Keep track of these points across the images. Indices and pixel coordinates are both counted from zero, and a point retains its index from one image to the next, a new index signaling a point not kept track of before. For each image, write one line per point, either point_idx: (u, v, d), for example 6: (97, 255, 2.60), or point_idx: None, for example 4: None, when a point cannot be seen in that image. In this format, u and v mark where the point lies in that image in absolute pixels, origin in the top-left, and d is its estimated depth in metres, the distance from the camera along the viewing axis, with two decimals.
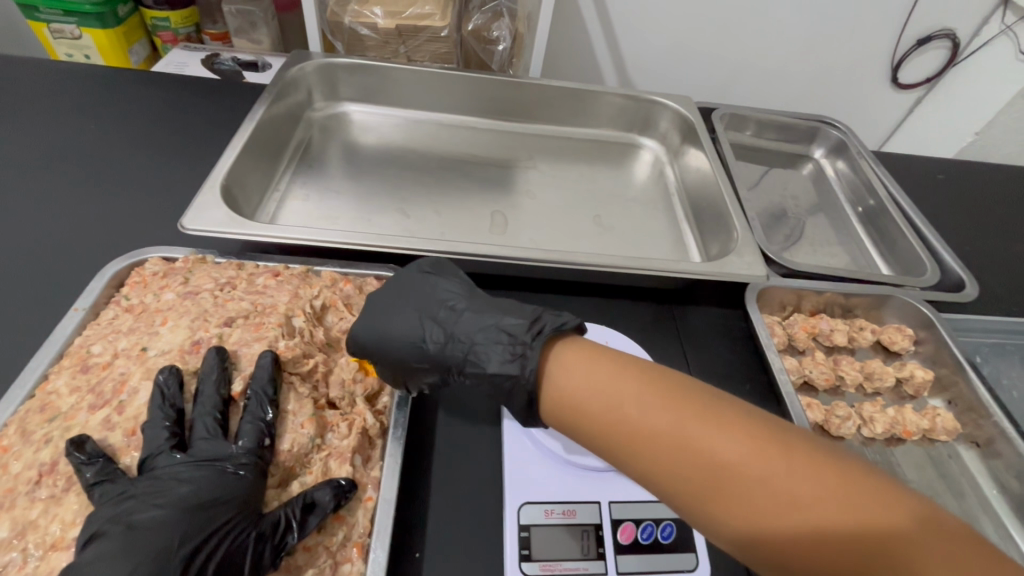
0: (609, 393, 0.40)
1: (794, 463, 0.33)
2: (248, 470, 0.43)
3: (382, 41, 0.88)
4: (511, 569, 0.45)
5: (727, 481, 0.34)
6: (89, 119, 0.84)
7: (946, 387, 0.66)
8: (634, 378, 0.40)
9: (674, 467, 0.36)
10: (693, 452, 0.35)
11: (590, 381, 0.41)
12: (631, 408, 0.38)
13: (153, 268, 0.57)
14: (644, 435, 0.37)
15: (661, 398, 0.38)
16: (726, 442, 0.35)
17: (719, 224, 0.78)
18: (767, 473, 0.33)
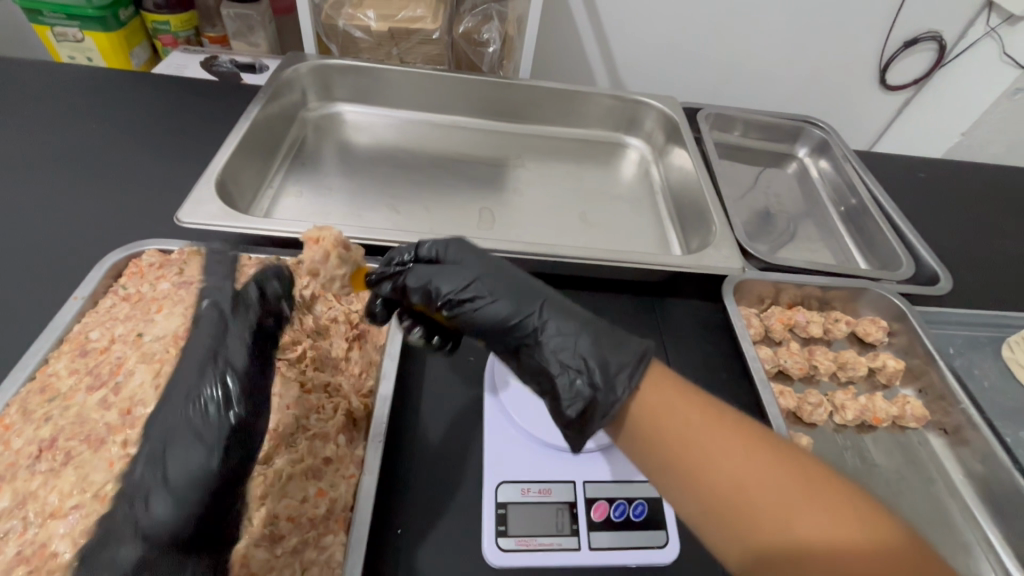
0: (677, 418, 0.42)
1: (840, 513, 0.36)
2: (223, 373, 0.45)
3: (376, 43, 0.90)
4: (488, 544, 0.47)
5: (772, 522, 0.36)
6: (90, 119, 0.87)
7: (917, 376, 0.68)
8: (704, 411, 0.42)
9: (723, 499, 0.38)
10: (747, 488, 0.38)
11: (659, 404, 0.43)
12: (696, 439, 0.40)
13: (150, 260, 0.59)
14: (705, 465, 0.39)
15: (728, 434, 0.40)
16: (780, 485, 0.37)
17: (699, 220, 0.80)
18: (814, 519, 0.35)
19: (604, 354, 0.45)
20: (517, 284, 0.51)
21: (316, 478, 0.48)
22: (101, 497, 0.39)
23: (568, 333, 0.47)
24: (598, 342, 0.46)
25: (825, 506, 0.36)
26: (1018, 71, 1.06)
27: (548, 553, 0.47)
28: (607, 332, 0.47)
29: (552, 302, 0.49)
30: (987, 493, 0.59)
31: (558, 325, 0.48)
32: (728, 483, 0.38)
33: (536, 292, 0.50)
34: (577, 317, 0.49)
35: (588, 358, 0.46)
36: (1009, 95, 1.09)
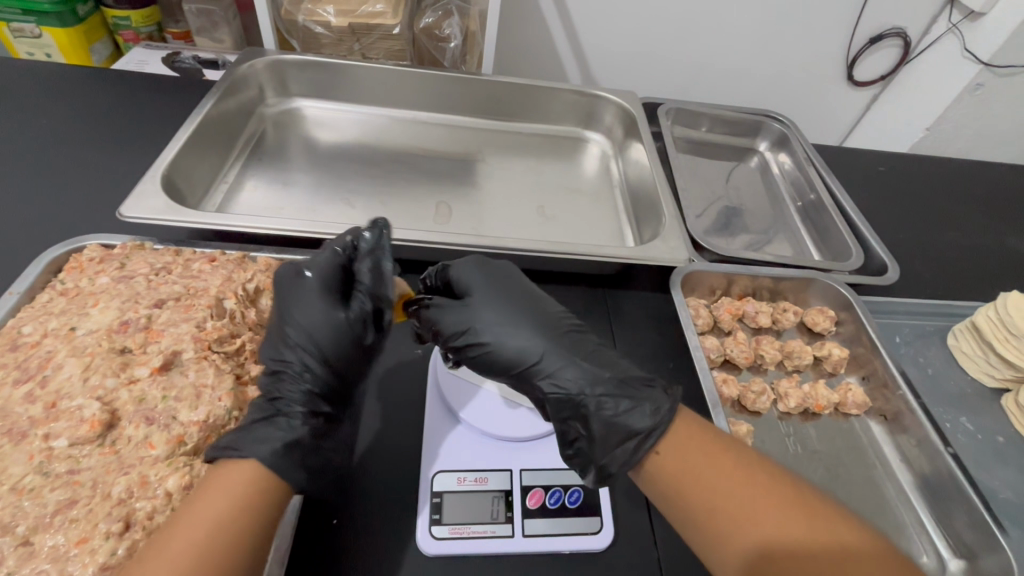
0: (690, 459, 0.45)
1: (837, 542, 0.40)
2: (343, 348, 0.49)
3: (337, 39, 0.90)
4: (421, 533, 0.48)
5: (778, 553, 0.40)
6: (43, 115, 0.86)
7: (861, 364, 0.69)
8: (717, 451, 0.45)
9: (732, 533, 0.41)
10: (756, 521, 0.41)
11: (678, 444, 0.46)
12: (709, 479, 0.44)
13: (91, 254, 0.58)
14: (718, 504, 0.42)
15: (726, 463, 0.44)
16: (779, 506, 0.42)
17: (652, 212, 0.81)
18: (815, 548, 0.40)
19: (619, 409, 0.47)
20: (525, 324, 0.52)
21: None
22: (18, 489, 0.41)
23: (574, 382, 0.49)
24: (609, 399, 0.48)
25: (822, 538, 0.40)
26: (977, 66, 1.07)
27: (480, 541, 0.48)
28: (628, 384, 0.49)
29: (563, 348, 0.50)
30: (922, 477, 0.61)
31: (563, 374, 0.49)
32: (739, 518, 0.41)
33: (545, 333, 0.51)
34: (594, 366, 0.50)
35: (598, 409, 0.48)
36: (969, 90, 1.10)
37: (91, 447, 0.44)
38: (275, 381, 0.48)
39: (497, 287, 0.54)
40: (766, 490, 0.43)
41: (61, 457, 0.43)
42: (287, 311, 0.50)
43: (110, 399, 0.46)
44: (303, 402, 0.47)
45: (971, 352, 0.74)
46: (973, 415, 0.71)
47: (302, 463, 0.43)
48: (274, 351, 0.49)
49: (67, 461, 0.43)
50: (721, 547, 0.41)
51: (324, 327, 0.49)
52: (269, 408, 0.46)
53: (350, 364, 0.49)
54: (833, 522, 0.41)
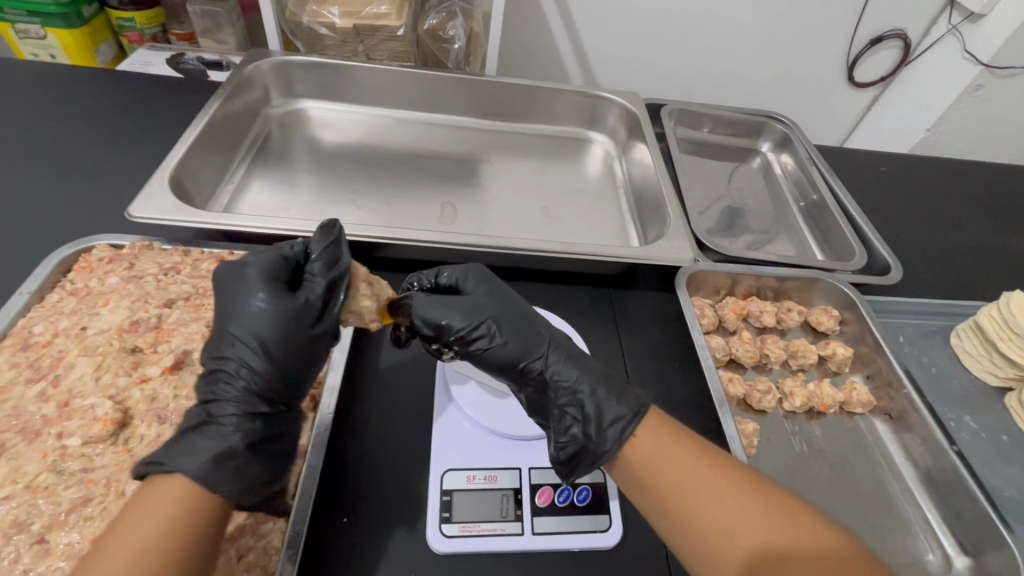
0: (657, 448, 0.46)
1: (796, 535, 0.41)
2: (284, 342, 0.46)
3: (341, 40, 0.91)
4: (431, 530, 0.48)
5: (739, 543, 0.40)
6: (49, 116, 0.86)
7: (866, 363, 0.70)
8: (683, 444, 0.46)
9: (698, 525, 0.42)
10: (718, 511, 0.42)
11: (655, 443, 0.46)
12: (675, 469, 0.44)
13: (100, 254, 0.59)
14: (682, 493, 0.43)
15: (705, 468, 0.44)
16: (756, 511, 0.42)
17: (657, 212, 0.82)
18: (773, 539, 0.40)
19: (612, 392, 0.49)
20: (523, 318, 0.53)
21: None
22: (33, 488, 0.41)
23: (569, 368, 0.51)
24: (600, 388, 0.49)
25: (782, 530, 0.41)
26: (978, 67, 1.08)
27: (490, 539, 0.48)
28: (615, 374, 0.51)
29: (557, 341, 0.52)
30: (927, 475, 0.61)
31: (559, 361, 0.51)
32: (701, 507, 0.42)
33: (541, 327, 0.53)
34: (583, 357, 0.52)
35: (594, 390, 0.49)
36: (969, 91, 1.11)
37: (104, 445, 0.44)
38: (209, 384, 0.45)
39: (493, 286, 0.55)
40: (744, 495, 0.42)
41: (74, 456, 0.43)
42: (225, 306, 0.48)
43: (123, 397, 0.47)
44: (236, 404, 0.44)
45: (974, 351, 0.75)
46: (976, 413, 0.72)
47: (233, 470, 0.40)
48: (211, 351, 0.47)
49: (80, 459, 0.43)
50: (684, 533, 0.42)
51: (263, 320, 0.47)
52: (200, 414, 0.44)
53: (294, 357, 0.47)
54: (794, 516, 0.42)
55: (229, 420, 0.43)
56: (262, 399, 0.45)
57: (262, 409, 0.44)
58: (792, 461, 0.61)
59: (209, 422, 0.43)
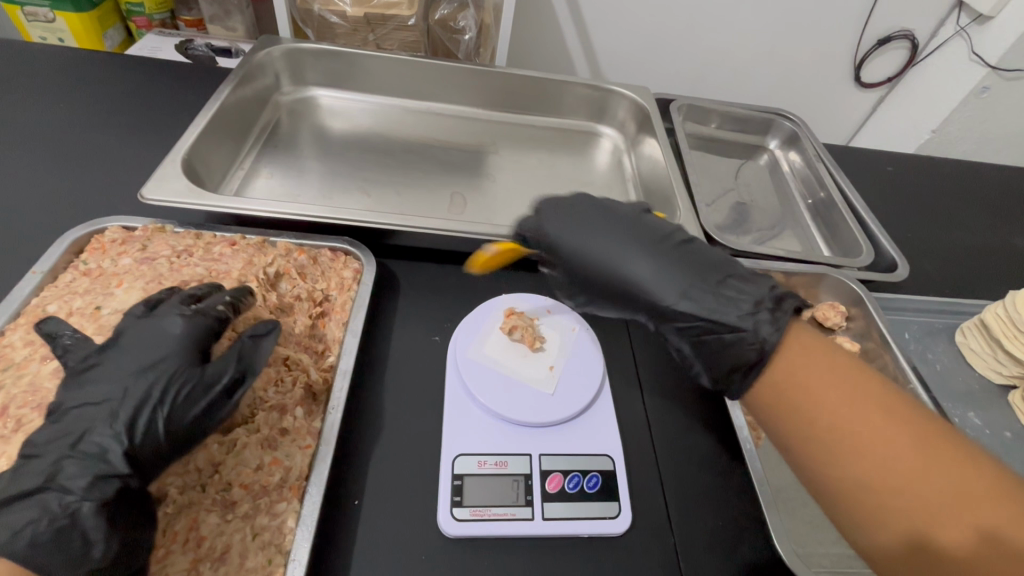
0: (804, 369, 0.44)
1: (962, 480, 0.37)
2: (164, 407, 0.44)
3: (352, 29, 0.90)
4: (443, 513, 0.48)
5: (891, 480, 0.39)
6: (58, 99, 0.86)
7: (872, 359, 0.71)
8: (836, 386, 0.42)
9: (842, 484, 0.40)
10: (872, 444, 0.40)
11: (802, 379, 0.44)
12: (825, 394, 0.42)
13: (113, 235, 0.59)
14: (828, 419, 0.41)
15: (860, 414, 0.41)
16: (917, 478, 0.38)
17: (667, 207, 0.82)
18: (926, 506, 0.37)
19: (741, 309, 0.48)
20: (632, 251, 0.53)
21: (272, 448, 0.48)
22: None
23: (689, 293, 0.50)
24: (708, 331, 0.49)
25: (948, 477, 0.38)
26: (984, 70, 1.08)
27: (502, 523, 0.48)
28: (740, 284, 0.50)
29: (667, 268, 0.52)
30: None
31: (678, 286, 0.51)
32: (852, 438, 0.40)
33: (649, 254, 0.53)
34: (703, 273, 0.51)
35: (720, 309, 0.49)
36: (976, 93, 1.12)
37: None
38: (63, 437, 0.42)
39: (587, 228, 0.55)
40: (898, 461, 0.39)
41: None
42: (117, 346, 0.46)
43: None
44: (93, 463, 0.41)
45: (979, 349, 0.75)
46: (980, 410, 0.72)
47: (71, 553, 0.38)
48: (91, 382, 0.44)
49: None
50: (827, 461, 0.41)
51: (156, 380, 0.44)
52: (49, 467, 0.40)
53: (172, 422, 0.43)
54: (965, 464, 0.38)
55: (78, 487, 0.40)
56: (130, 465, 0.42)
57: (121, 474, 0.41)
58: None
59: (53, 484, 0.40)
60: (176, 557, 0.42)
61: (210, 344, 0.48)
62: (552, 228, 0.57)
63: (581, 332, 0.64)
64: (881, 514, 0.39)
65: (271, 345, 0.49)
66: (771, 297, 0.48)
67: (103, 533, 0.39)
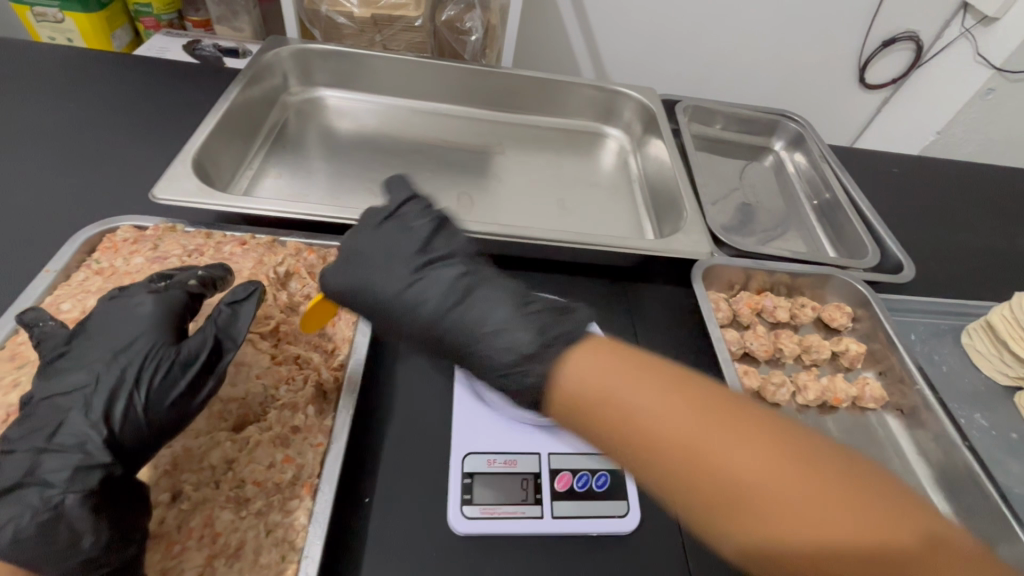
0: (629, 385, 0.38)
1: (808, 476, 0.34)
2: (140, 390, 0.43)
3: (359, 29, 0.91)
4: (453, 511, 0.49)
5: (751, 493, 0.34)
6: (69, 99, 0.87)
7: (878, 360, 0.71)
8: (657, 390, 0.38)
9: (689, 500, 0.35)
10: (710, 451, 0.35)
11: (616, 393, 0.38)
12: (647, 403, 0.37)
13: (125, 235, 0.60)
14: (655, 430, 0.36)
15: (693, 417, 0.36)
16: (764, 480, 0.34)
17: (673, 207, 0.83)
18: (781, 513, 0.33)
19: (507, 360, 0.43)
20: (409, 297, 0.48)
21: (284, 446, 0.48)
22: None
23: (474, 335, 0.46)
24: (494, 374, 0.45)
25: (803, 469, 0.34)
26: (989, 71, 1.08)
27: (511, 521, 0.49)
28: (511, 326, 0.44)
29: (450, 308, 0.47)
30: (938, 469, 0.63)
31: (466, 328, 0.46)
32: (684, 448, 0.35)
33: (428, 296, 0.48)
34: (475, 316, 0.46)
35: (493, 358, 0.44)
36: (980, 95, 1.11)
37: None
38: (38, 430, 0.41)
39: (368, 275, 0.50)
40: (736, 466, 0.34)
41: None
42: (87, 335, 0.46)
43: None
44: (73, 456, 0.40)
45: (986, 351, 0.75)
46: (987, 412, 0.73)
47: (62, 547, 0.38)
48: (64, 372, 0.44)
49: None
50: (663, 476, 0.36)
51: (130, 365, 0.44)
52: (29, 462, 0.40)
53: (154, 403, 0.43)
54: (807, 450, 0.35)
55: (59, 480, 0.39)
56: (112, 452, 0.41)
57: (103, 462, 0.41)
58: None
59: (33, 479, 0.39)
60: (192, 553, 0.42)
61: (182, 324, 0.48)
62: (340, 290, 0.51)
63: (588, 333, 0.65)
64: (734, 528, 0.34)
65: (247, 316, 0.49)
66: (538, 339, 0.43)
67: (90, 524, 0.39)
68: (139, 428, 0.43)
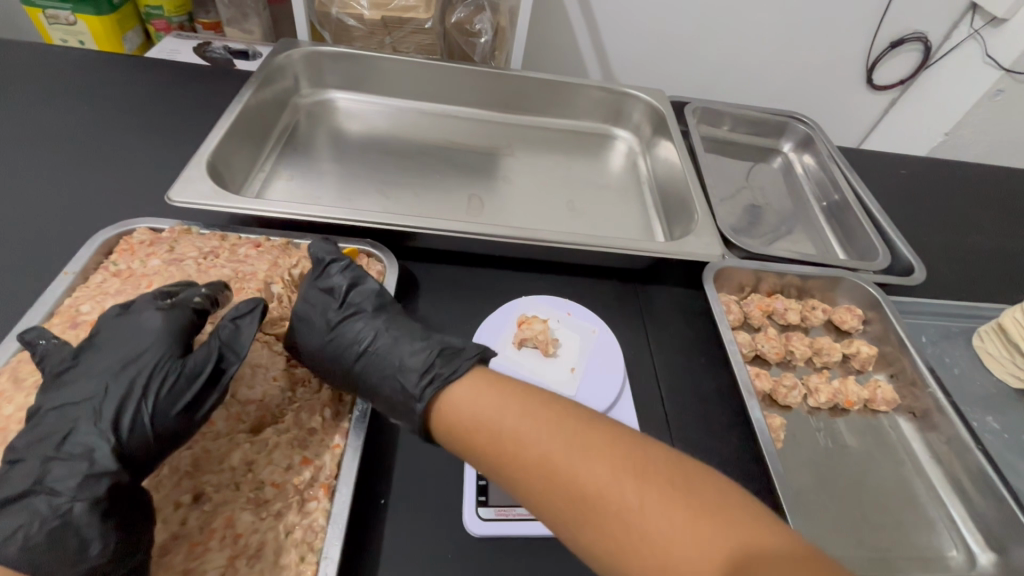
0: (496, 410, 0.43)
1: (655, 492, 0.36)
2: (147, 402, 0.44)
3: (369, 32, 0.91)
4: (469, 513, 0.49)
5: (594, 505, 0.37)
6: (82, 101, 0.87)
7: (890, 362, 0.71)
8: (527, 415, 0.42)
9: (560, 516, 0.38)
10: (567, 469, 0.38)
11: (486, 419, 0.43)
12: (517, 427, 0.41)
13: (141, 237, 0.60)
14: (522, 451, 0.40)
15: (555, 439, 0.40)
16: (610, 495, 0.37)
17: (683, 209, 0.83)
18: (627, 525, 0.35)
19: (399, 400, 0.48)
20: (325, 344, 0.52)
21: (302, 448, 0.49)
22: None
23: (382, 378, 0.49)
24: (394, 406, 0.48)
25: (640, 482, 0.37)
26: (999, 72, 1.07)
27: (527, 523, 0.49)
28: (406, 367, 0.48)
29: (367, 356, 0.50)
30: (950, 472, 0.63)
31: (379, 371, 0.49)
32: (545, 467, 0.39)
33: (348, 345, 0.51)
34: (379, 361, 0.50)
35: (390, 398, 0.49)
36: (989, 96, 1.11)
37: None
38: (46, 438, 0.41)
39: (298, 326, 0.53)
40: (585, 483, 0.37)
41: None
42: (96, 347, 0.46)
43: None
44: (80, 463, 0.40)
45: (997, 353, 0.75)
46: (998, 414, 0.73)
47: (70, 554, 0.38)
48: (74, 381, 0.44)
49: None
50: (533, 493, 0.40)
51: (138, 376, 0.45)
52: (37, 469, 0.40)
53: (158, 415, 0.44)
54: (659, 468, 0.37)
55: (68, 488, 0.39)
56: (118, 460, 0.41)
57: (111, 471, 0.40)
58: (816, 457, 0.63)
59: (41, 486, 0.39)
60: (214, 555, 0.43)
61: (188, 338, 0.49)
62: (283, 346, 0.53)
63: (600, 335, 0.65)
64: (594, 540, 0.37)
65: (251, 331, 0.49)
66: (422, 379, 0.47)
67: (96, 534, 0.39)
68: (144, 440, 0.43)
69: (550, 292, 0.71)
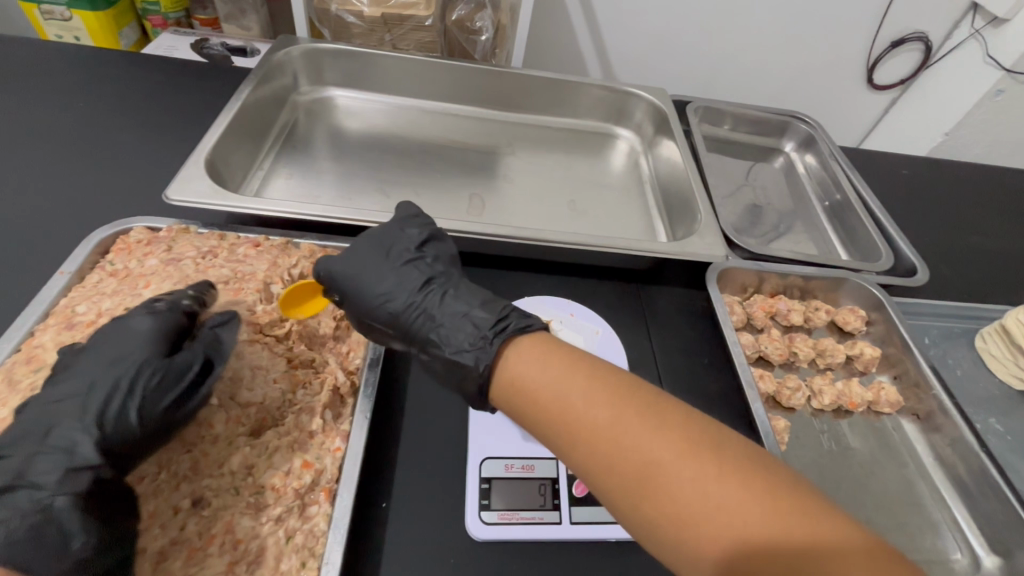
0: (556, 377, 0.39)
1: (728, 474, 0.33)
2: (134, 396, 0.43)
3: (369, 29, 0.90)
4: (471, 517, 0.48)
5: (659, 481, 0.34)
6: (78, 98, 0.86)
7: (893, 364, 0.71)
8: (589, 383, 0.38)
9: (617, 492, 0.35)
10: (630, 442, 0.35)
11: (547, 382, 0.39)
12: (577, 394, 0.38)
13: (138, 236, 0.60)
14: (583, 421, 0.37)
15: (618, 411, 0.37)
16: (680, 475, 0.34)
17: (686, 209, 0.82)
18: (698, 506, 0.33)
19: (467, 343, 0.45)
20: (383, 292, 0.50)
21: (302, 451, 0.48)
22: None
23: (445, 318, 0.47)
24: (455, 343, 0.45)
25: (708, 461, 0.34)
26: (1000, 72, 1.06)
27: (530, 527, 0.48)
28: (477, 311, 0.47)
29: (432, 297, 0.49)
30: (954, 475, 0.63)
31: (443, 311, 0.48)
32: (607, 440, 0.36)
33: (412, 285, 0.50)
34: (442, 310, 0.48)
35: (454, 339, 0.46)
36: (990, 96, 1.10)
37: None
38: (27, 436, 0.40)
39: (364, 258, 0.52)
40: (652, 458, 0.35)
41: None
42: (85, 348, 0.45)
43: None
44: (62, 456, 0.40)
45: (999, 354, 0.75)
46: (1000, 416, 0.72)
47: (50, 549, 0.36)
48: (65, 378, 0.44)
49: None
50: (591, 467, 0.37)
51: (124, 372, 0.44)
52: (19, 465, 0.39)
53: (146, 408, 0.43)
54: (731, 449, 0.35)
55: (49, 483, 0.38)
56: (102, 455, 0.41)
57: (94, 465, 0.40)
58: (820, 459, 0.62)
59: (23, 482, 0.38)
60: (213, 560, 0.42)
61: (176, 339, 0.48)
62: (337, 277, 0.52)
63: (603, 336, 0.65)
64: (653, 522, 0.34)
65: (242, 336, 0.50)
66: (495, 326, 0.44)
67: (79, 528, 0.37)
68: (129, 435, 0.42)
69: (552, 293, 0.70)
